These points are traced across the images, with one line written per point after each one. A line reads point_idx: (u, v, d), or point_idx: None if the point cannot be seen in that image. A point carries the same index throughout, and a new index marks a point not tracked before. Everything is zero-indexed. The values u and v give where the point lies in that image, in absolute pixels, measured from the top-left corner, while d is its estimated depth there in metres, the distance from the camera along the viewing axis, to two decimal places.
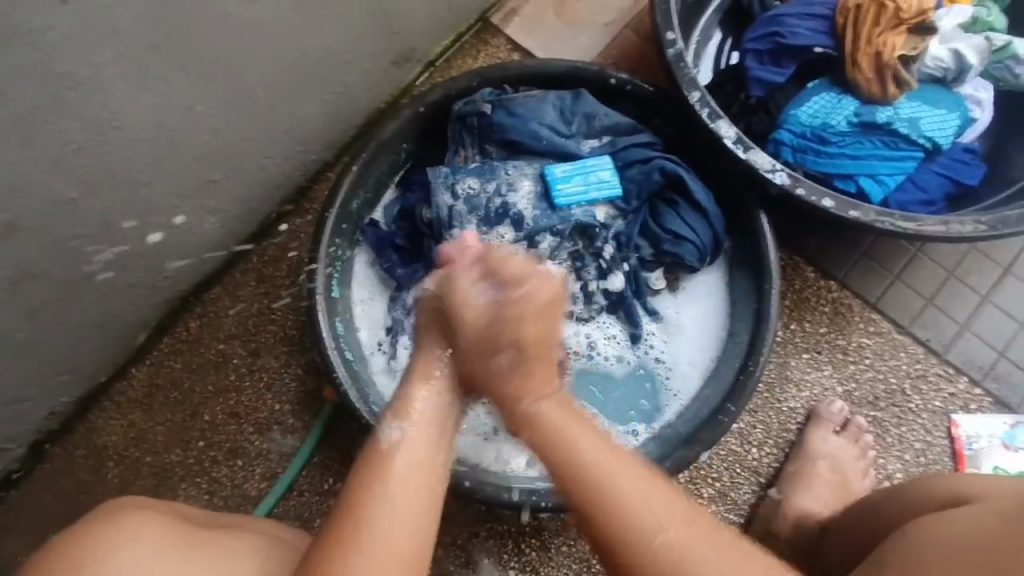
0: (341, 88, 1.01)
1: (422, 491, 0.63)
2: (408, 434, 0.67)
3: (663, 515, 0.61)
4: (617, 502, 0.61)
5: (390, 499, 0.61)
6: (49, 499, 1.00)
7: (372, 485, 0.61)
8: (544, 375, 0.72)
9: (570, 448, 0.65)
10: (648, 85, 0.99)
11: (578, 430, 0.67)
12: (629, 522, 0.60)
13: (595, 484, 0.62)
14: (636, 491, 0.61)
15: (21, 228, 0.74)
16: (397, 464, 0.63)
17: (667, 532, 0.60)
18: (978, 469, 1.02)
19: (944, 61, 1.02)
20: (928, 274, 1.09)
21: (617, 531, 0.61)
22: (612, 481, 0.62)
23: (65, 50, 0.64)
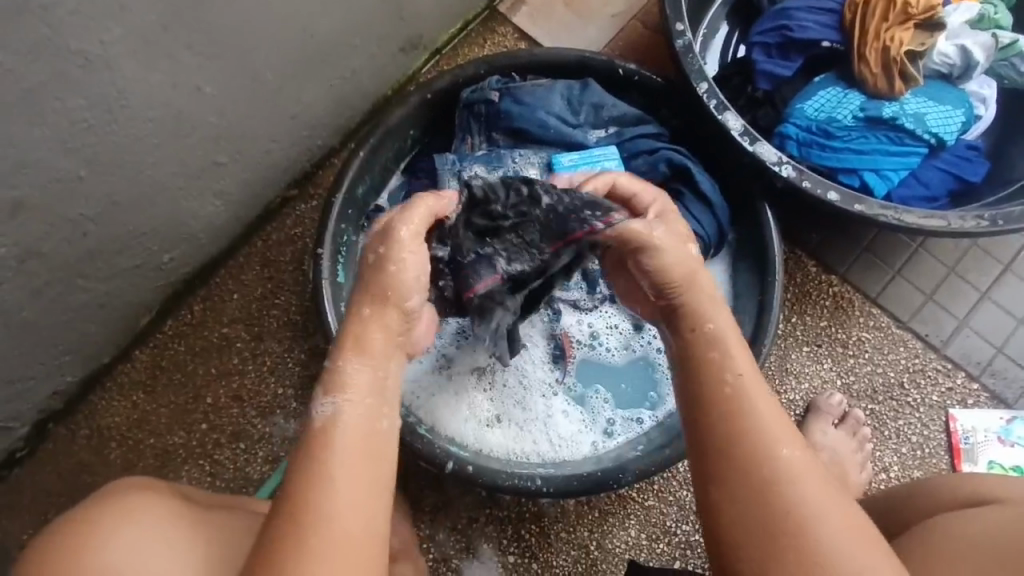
0: (348, 73, 1.01)
1: (370, 474, 0.53)
2: (346, 409, 0.55)
3: (800, 448, 0.54)
4: (766, 429, 0.55)
5: (334, 489, 0.51)
6: (51, 478, 1.01)
7: (314, 478, 0.51)
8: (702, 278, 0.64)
9: (726, 362, 0.58)
10: (655, 76, 0.99)
11: (739, 348, 0.59)
12: (764, 447, 0.54)
13: (741, 404, 0.56)
14: (782, 423, 0.56)
15: (28, 206, 0.74)
16: (337, 449, 0.53)
17: (795, 463, 0.53)
18: (973, 463, 1.03)
19: (950, 57, 1.02)
20: (929, 270, 1.10)
21: (750, 454, 0.54)
22: (764, 409, 0.56)
23: (76, 28, 0.64)
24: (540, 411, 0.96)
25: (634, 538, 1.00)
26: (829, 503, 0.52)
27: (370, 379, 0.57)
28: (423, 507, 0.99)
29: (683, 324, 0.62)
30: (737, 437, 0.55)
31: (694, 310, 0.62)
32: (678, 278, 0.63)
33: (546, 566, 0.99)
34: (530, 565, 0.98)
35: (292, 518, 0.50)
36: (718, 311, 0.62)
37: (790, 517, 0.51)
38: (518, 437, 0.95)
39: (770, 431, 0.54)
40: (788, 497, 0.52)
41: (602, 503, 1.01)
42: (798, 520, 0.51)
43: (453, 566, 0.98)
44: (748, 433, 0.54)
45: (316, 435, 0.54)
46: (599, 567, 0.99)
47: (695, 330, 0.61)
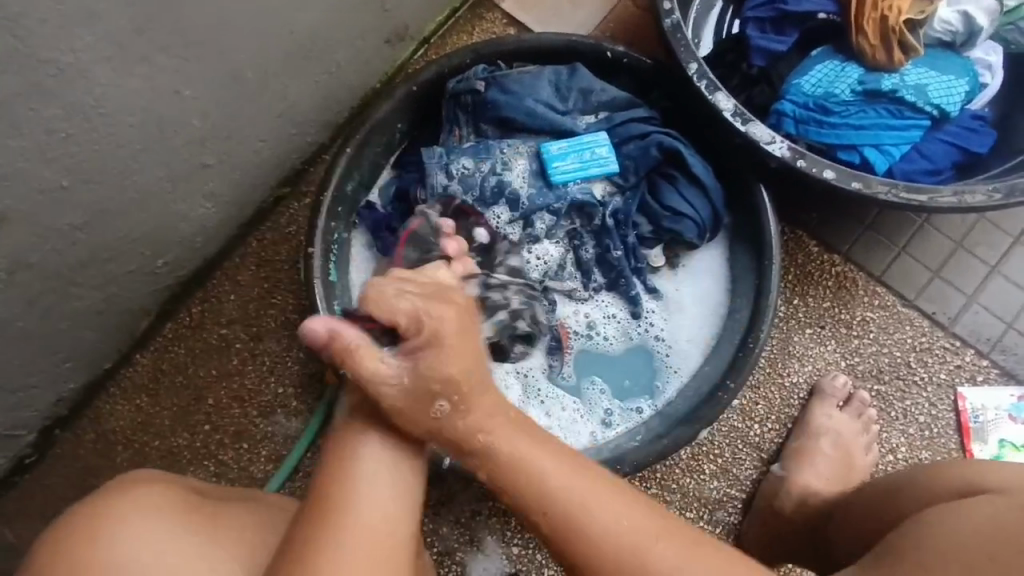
0: (334, 68, 1.00)
1: (399, 483, 0.59)
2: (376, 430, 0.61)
3: (669, 547, 0.56)
4: (608, 534, 0.56)
5: (360, 491, 0.57)
6: (61, 482, 1.03)
7: (342, 491, 0.57)
8: (518, 427, 0.61)
9: (547, 490, 0.58)
10: (645, 58, 0.96)
11: (563, 467, 0.59)
12: (637, 555, 0.56)
13: (595, 532, 0.56)
14: (635, 523, 0.57)
15: (13, 218, 0.74)
16: (364, 459, 0.59)
17: (663, 561, 0.55)
18: (983, 442, 1.01)
19: (952, 24, 0.99)
20: (935, 246, 1.07)
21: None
22: (628, 523, 0.56)
23: (46, 37, 0.64)
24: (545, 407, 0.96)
25: None
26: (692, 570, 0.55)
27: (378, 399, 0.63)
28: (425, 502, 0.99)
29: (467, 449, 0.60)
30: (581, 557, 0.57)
31: (490, 447, 0.60)
32: (467, 443, 0.60)
33: (550, 557, 0.99)
34: (534, 557, 0.99)
35: (322, 513, 0.56)
36: (507, 441, 0.60)
37: None
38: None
39: (614, 550, 0.56)
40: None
41: None
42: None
43: (457, 559, 0.98)
44: (581, 551, 0.57)
45: (340, 449, 0.60)
46: None
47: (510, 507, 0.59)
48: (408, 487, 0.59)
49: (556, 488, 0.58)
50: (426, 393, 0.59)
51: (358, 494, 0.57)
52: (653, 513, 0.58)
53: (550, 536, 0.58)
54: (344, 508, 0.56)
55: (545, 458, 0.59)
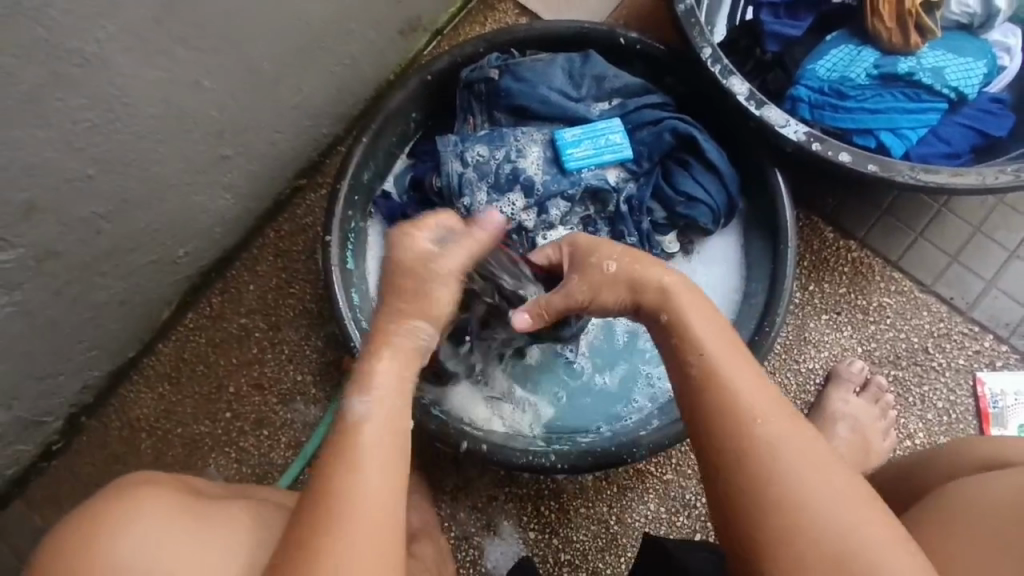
0: (348, 60, 1.01)
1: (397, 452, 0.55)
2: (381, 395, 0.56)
3: (785, 423, 0.55)
4: (756, 428, 0.55)
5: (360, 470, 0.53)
6: (87, 469, 1.05)
7: (348, 459, 0.53)
8: (678, 291, 0.63)
9: (745, 410, 0.56)
10: (659, 44, 0.96)
11: (747, 372, 0.58)
12: (747, 416, 0.55)
13: (762, 445, 0.54)
14: (767, 397, 0.57)
15: (40, 207, 0.76)
16: (347, 464, 0.53)
17: (787, 441, 0.54)
18: (1002, 427, 1.00)
19: (970, 6, 0.98)
20: (953, 231, 1.06)
21: (743, 475, 0.54)
22: (796, 447, 0.54)
23: (70, 27, 0.65)
24: (562, 392, 0.97)
25: (653, 512, 1.00)
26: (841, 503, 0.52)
27: (389, 377, 0.57)
28: (442, 488, 1.00)
29: (661, 326, 0.62)
30: (713, 419, 0.56)
31: (685, 334, 0.60)
32: (651, 291, 0.64)
33: (567, 542, 0.99)
34: (550, 541, 0.99)
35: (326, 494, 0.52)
36: (707, 326, 0.61)
37: (775, 497, 0.53)
38: (535, 415, 0.96)
39: (781, 461, 0.54)
40: (782, 488, 0.53)
41: (620, 478, 1.01)
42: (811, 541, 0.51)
43: (474, 544, 0.99)
44: (732, 435, 0.55)
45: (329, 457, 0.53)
46: (619, 541, 0.99)
47: (687, 368, 0.59)
48: (388, 465, 0.54)
49: (723, 397, 0.56)
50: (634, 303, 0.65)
51: (363, 461, 0.53)
52: (800, 419, 0.57)
53: (687, 400, 0.59)
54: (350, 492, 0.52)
55: (743, 375, 0.57)
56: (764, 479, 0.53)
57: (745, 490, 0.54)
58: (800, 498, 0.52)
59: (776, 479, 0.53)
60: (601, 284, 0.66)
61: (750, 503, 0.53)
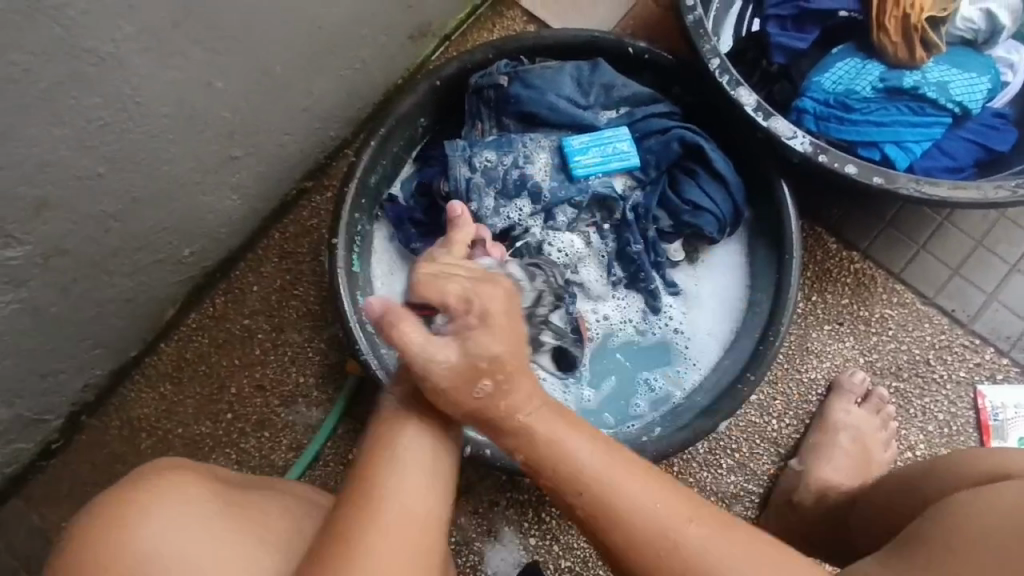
0: (358, 63, 1.01)
1: (432, 465, 0.62)
2: (412, 411, 0.65)
3: (693, 530, 0.58)
4: (667, 527, 0.58)
5: (393, 478, 0.59)
6: (87, 467, 1.05)
7: (378, 471, 0.60)
8: (558, 432, 0.62)
9: (628, 511, 0.58)
10: (667, 54, 0.97)
11: (635, 486, 0.59)
12: (662, 534, 0.57)
13: (672, 546, 0.57)
14: (663, 501, 0.59)
15: (50, 204, 0.76)
16: (406, 453, 0.61)
17: (693, 541, 0.57)
18: (1002, 440, 1.01)
19: (975, 22, 1.00)
20: (955, 243, 1.07)
21: (645, 559, 0.58)
22: (672, 515, 0.58)
23: (87, 27, 0.65)
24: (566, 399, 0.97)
25: None
26: (734, 564, 0.56)
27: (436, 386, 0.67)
28: None
29: (538, 469, 0.62)
30: (620, 554, 0.59)
31: (560, 456, 0.61)
32: (537, 446, 0.62)
33: (568, 548, 0.99)
34: (551, 547, 0.99)
35: (356, 500, 0.58)
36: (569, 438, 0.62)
37: None
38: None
39: (672, 541, 0.57)
40: (698, 565, 0.56)
41: None
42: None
43: (475, 549, 0.99)
44: (612, 518, 0.59)
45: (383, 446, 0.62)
46: None
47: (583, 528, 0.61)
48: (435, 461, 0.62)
49: (622, 520, 0.58)
50: (472, 371, 0.61)
51: (402, 470, 0.60)
52: (689, 499, 0.60)
53: (607, 552, 0.60)
54: (379, 497, 0.58)
55: (632, 485, 0.59)
56: (662, 560, 0.57)
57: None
58: (698, 565, 0.56)
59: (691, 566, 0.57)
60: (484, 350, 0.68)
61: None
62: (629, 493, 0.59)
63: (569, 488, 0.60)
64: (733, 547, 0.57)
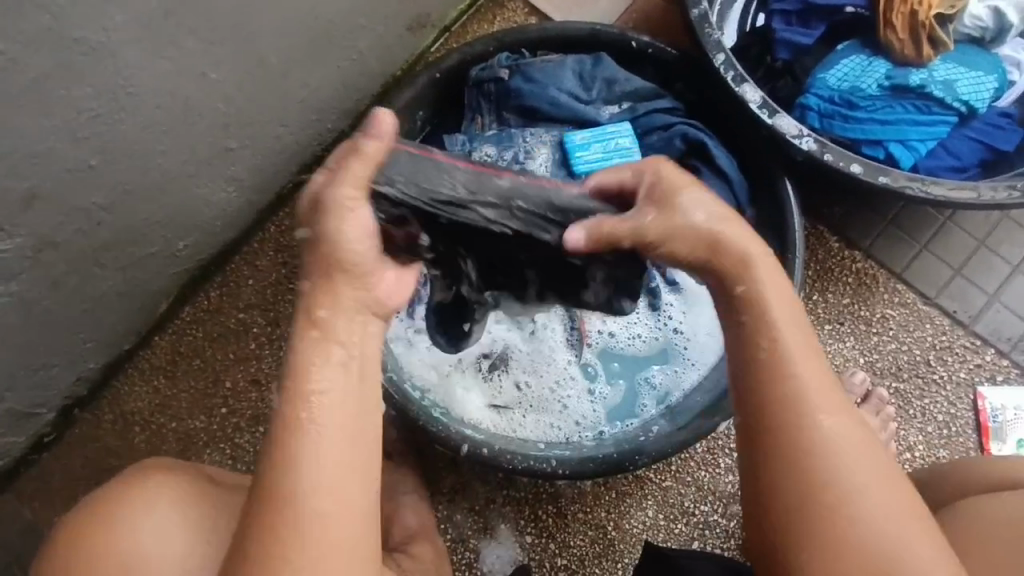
0: (356, 54, 1.00)
1: (355, 458, 0.51)
2: (325, 402, 0.51)
3: (849, 422, 0.54)
4: (823, 415, 0.53)
5: (299, 471, 0.49)
6: (79, 461, 1.03)
7: (285, 475, 0.49)
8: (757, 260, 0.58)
9: (807, 401, 0.53)
10: (671, 49, 0.96)
11: (817, 366, 0.55)
12: (813, 417, 0.53)
13: (816, 435, 0.52)
14: (830, 388, 0.54)
15: (40, 196, 0.74)
16: (312, 440, 0.50)
17: (840, 436, 0.53)
18: (1002, 442, 1.00)
19: (982, 20, 0.98)
20: (957, 244, 1.06)
21: (788, 458, 0.52)
22: (847, 429, 0.53)
23: (78, 16, 0.64)
24: (570, 397, 0.96)
25: (651, 518, 1.00)
26: (880, 501, 0.52)
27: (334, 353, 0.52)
28: (439, 490, 1.00)
29: (753, 341, 0.55)
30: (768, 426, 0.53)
31: (766, 317, 0.56)
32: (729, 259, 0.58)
33: (564, 547, 0.99)
34: (547, 546, 0.99)
35: (272, 501, 0.48)
36: (785, 310, 0.57)
37: (837, 506, 0.51)
38: (547, 425, 0.95)
39: (836, 445, 0.52)
40: (835, 467, 0.52)
41: (619, 484, 1.01)
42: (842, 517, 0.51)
43: (471, 547, 0.98)
44: (784, 406, 0.53)
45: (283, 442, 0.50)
46: (616, 547, 0.99)
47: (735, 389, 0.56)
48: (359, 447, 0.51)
49: (793, 393, 0.53)
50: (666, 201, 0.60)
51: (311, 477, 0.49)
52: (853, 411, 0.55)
53: (747, 402, 0.55)
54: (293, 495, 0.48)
55: (813, 365, 0.55)
56: (807, 467, 0.52)
57: (803, 469, 0.52)
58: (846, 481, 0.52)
59: (818, 476, 0.52)
60: (677, 233, 0.59)
61: (806, 472, 0.52)
62: (807, 375, 0.54)
63: (767, 327, 0.55)
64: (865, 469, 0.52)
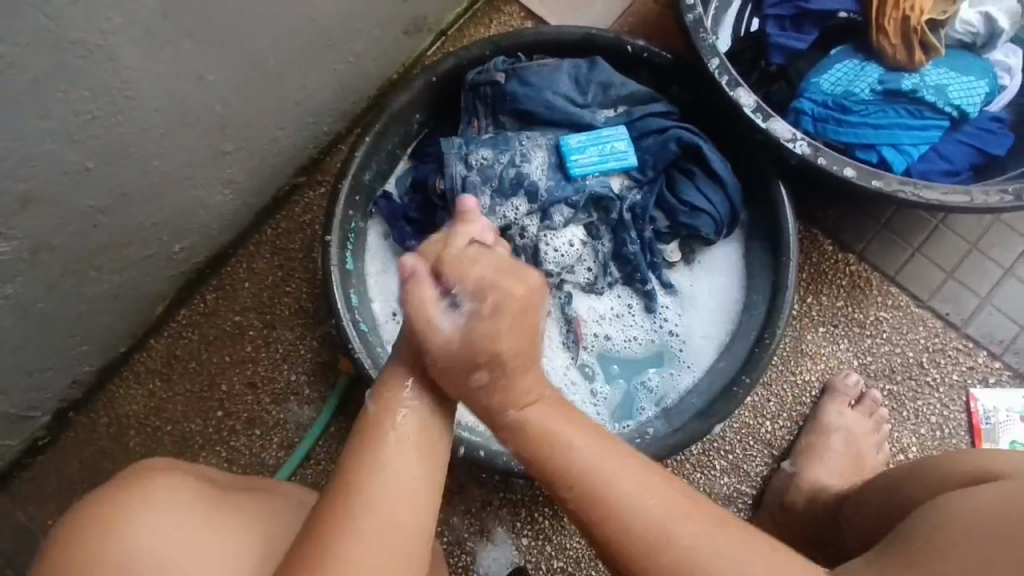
0: (352, 57, 1.00)
1: (422, 474, 0.57)
2: (409, 420, 0.59)
3: (654, 484, 0.58)
4: (629, 483, 0.57)
5: (377, 484, 0.55)
6: (74, 464, 1.03)
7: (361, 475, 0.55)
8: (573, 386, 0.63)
9: (571, 471, 0.58)
10: (666, 53, 0.96)
11: (609, 445, 0.59)
12: (619, 494, 0.57)
13: (617, 500, 0.57)
14: (619, 459, 0.58)
15: (36, 199, 0.74)
16: (392, 446, 0.57)
17: (619, 486, 0.57)
18: (994, 443, 1.01)
19: (973, 25, 1.00)
20: (949, 247, 1.07)
21: (612, 514, 0.57)
22: (623, 461, 0.58)
23: (75, 18, 0.64)
24: (566, 400, 0.97)
25: None
26: (718, 557, 0.55)
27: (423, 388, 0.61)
28: None
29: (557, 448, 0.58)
30: (592, 511, 0.57)
31: (536, 401, 0.60)
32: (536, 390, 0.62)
33: (560, 549, 0.99)
34: (544, 548, 0.99)
35: (338, 499, 0.54)
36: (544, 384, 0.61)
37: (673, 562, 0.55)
38: None
39: (620, 503, 0.57)
40: (659, 534, 0.56)
41: None
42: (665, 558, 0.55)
43: (467, 549, 0.99)
44: (586, 493, 0.57)
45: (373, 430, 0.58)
46: None
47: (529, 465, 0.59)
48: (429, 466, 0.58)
49: (595, 475, 0.57)
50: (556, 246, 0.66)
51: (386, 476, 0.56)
52: (658, 470, 0.59)
53: (559, 500, 0.59)
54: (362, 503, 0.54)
55: (608, 446, 0.59)
56: (613, 528, 0.57)
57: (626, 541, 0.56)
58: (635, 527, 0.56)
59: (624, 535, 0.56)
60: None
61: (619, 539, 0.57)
62: (624, 468, 0.58)
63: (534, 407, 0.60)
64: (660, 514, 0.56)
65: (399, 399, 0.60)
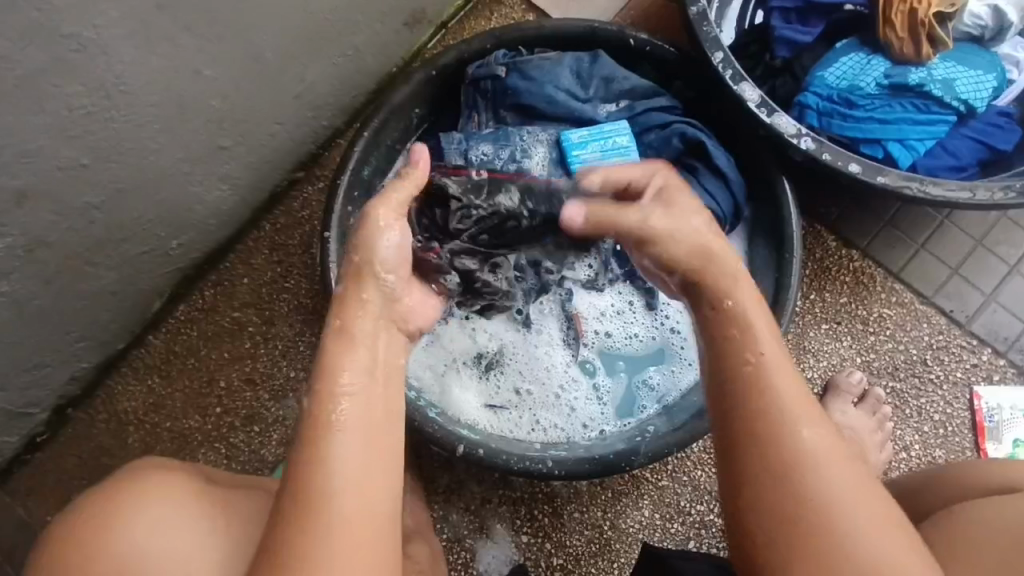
0: (352, 51, 0.99)
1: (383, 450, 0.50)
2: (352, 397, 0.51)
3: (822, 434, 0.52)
4: (809, 427, 0.52)
5: (331, 467, 0.48)
6: (73, 460, 1.03)
7: (310, 469, 0.48)
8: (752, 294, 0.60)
9: (781, 414, 0.52)
10: (668, 46, 0.95)
11: (800, 383, 0.54)
12: (792, 436, 0.52)
13: (800, 451, 0.51)
14: (806, 407, 0.53)
15: (31, 195, 0.73)
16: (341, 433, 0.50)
17: (816, 443, 0.52)
18: (998, 442, 1.01)
19: (982, 18, 0.98)
20: (954, 243, 1.06)
21: (775, 451, 0.52)
22: (797, 408, 0.53)
23: (69, 13, 0.63)
24: (567, 397, 0.96)
25: (647, 518, 1.00)
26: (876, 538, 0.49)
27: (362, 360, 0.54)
28: (436, 489, 0.99)
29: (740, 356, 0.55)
30: (766, 456, 0.52)
31: (750, 338, 0.56)
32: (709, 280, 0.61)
33: (560, 546, 0.99)
34: (543, 545, 0.99)
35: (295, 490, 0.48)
36: (762, 319, 0.58)
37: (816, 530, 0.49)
38: (547, 427, 0.94)
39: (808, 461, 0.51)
40: (814, 489, 0.50)
41: (616, 483, 1.01)
42: (838, 541, 0.48)
43: (466, 547, 0.98)
44: (768, 417, 0.53)
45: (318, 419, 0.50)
46: (612, 547, 0.99)
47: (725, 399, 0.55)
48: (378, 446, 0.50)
49: (784, 408, 0.53)
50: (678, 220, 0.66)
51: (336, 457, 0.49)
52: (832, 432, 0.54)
53: (723, 439, 0.54)
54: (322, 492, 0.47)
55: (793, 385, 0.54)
56: (795, 487, 0.50)
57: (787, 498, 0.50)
58: (814, 491, 0.50)
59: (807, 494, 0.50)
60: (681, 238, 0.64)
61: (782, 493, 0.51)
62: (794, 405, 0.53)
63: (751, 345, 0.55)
64: (843, 479, 0.51)
65: (339, 367, 0.53)
